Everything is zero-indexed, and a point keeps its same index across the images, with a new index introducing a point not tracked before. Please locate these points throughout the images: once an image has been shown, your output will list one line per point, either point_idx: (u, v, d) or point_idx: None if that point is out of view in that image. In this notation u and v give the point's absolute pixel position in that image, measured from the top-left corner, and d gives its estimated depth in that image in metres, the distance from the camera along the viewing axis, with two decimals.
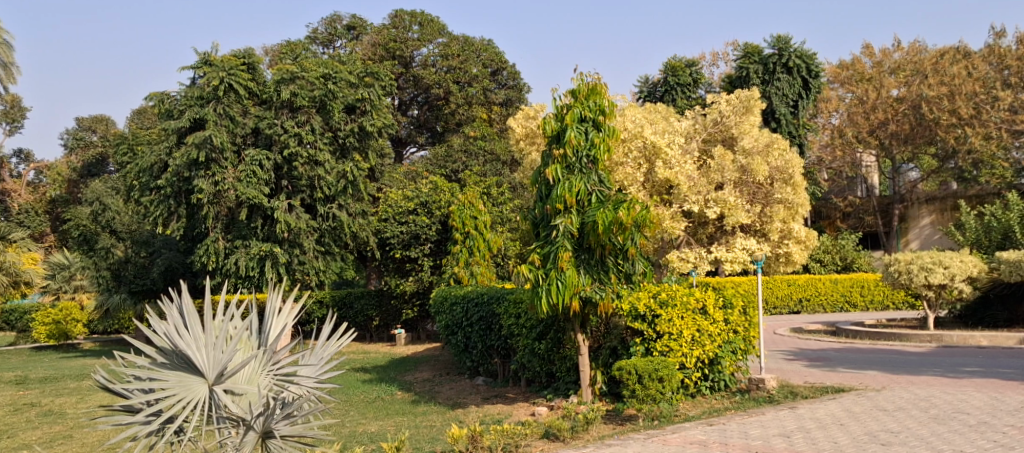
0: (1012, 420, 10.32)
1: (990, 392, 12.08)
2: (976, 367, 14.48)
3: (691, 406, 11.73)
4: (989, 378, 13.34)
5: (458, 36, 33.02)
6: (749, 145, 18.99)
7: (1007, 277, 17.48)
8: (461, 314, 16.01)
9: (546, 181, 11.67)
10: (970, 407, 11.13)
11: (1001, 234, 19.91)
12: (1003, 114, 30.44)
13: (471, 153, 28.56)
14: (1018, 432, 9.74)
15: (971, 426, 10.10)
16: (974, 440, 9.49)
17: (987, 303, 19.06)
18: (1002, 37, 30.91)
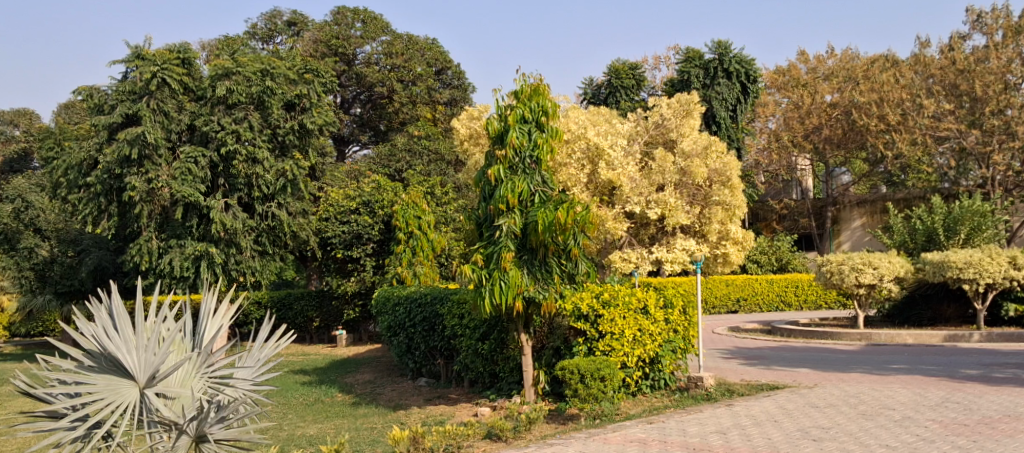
0: (934, 415, 10.59)
1: (915, 388, 12.39)
2: (903, 365, 14.85)
3: (633, 405, 11.79)
4: (914, 375, 13.67)
5: (402, 34, 32.79)
6: (688, 147, 19.03)
7: (932, 277, 17.95)
8: (404, 314, 15.88)
9: (489, 182, 11.61)
10: (896, 403, 11.38)
11: (925, 236, 20.42)
12: (927, 121, 29.80)
13: (415, 152, 28.34)
14: (939, 427, 9.99)
15: (896, 421, 10.33)
16: (898, 435, 9.70)
17: (912, 303, 19.59)
18: (926, 46, 31.72)
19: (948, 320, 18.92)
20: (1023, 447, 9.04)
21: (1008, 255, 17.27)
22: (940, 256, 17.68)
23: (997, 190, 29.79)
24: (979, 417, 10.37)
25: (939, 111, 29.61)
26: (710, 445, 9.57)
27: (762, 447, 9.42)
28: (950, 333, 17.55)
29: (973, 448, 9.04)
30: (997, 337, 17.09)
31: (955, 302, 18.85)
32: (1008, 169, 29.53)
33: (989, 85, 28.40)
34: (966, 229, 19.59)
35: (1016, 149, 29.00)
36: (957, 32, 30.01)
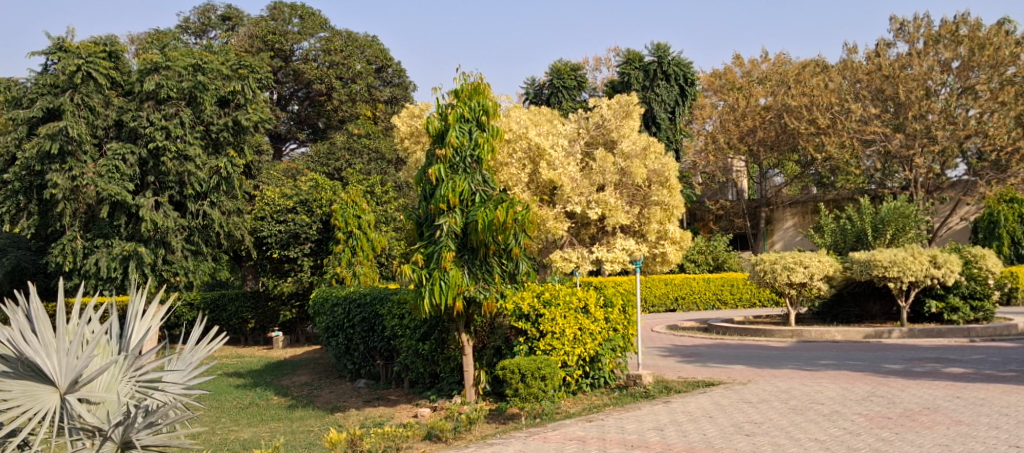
0: (861, 409, 10.80)
1: (843, 383, 12.63)
2: (832, 360, 15.14)
3: (573, 403, 11.80)
4: (842, 370, 13.94)
5: (341, 31, 32.39)
6: (628, 148, 19.10)
7: (859, 275, 18.32)
8: (342, 315, 15.64)
9: (430, 181, 11.45)
10: (824, 397, 11.58)
11: (854, 236, 20.78)
12: (855, 124, 30.46)
13: (355, 151, 28.00)
14: (864, 420, 10.18)
15: (824, 415, 10.50)
16: (826, 429, 9.86)
17: (841, 300, 19.97)
18: (854, 53, 32.53)
19: (874, 317, 19.46)
20: (942, 439, 9.27)
21: (929, 254, 17.77)
22: (866, 255, 18.07)
23: (919, 191, 30.62)
24: (901, 411, 10.61)
25: (866, 115, 30.28)
26: (647, 441, 9.59)
27: (698, 443, 9.47)
28: (872, 329, 17.99)
29: (896, 441, 9.24)
30: (918, 333, 17.58)
31: (881, 299, 19.43)
32: (929, 172, 30.38)
33: (912, 91, 29.18)
34: (892, 230, 20.14)
35: (937, 153, 29.77)
36: (882, 40, 30.81)
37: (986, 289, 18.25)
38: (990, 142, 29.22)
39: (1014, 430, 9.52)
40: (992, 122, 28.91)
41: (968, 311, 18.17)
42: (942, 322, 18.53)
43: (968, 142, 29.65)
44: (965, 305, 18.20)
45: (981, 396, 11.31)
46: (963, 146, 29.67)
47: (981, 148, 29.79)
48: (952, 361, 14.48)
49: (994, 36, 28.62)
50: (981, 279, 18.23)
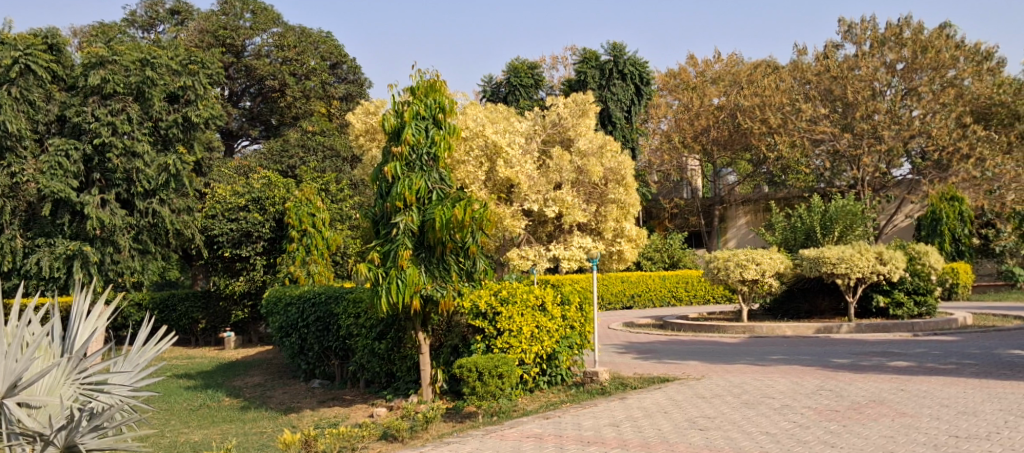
0: (810, 402, 10.92)
1: (793, 378, 12.76)
2: (782, 355, 15.31)
3: (529, 401, 11.78)
4: (792, 365, 14.09)
5: (294, 27, 31.97)
6: (584, 146, 19.13)
7: (808, 272, 18.53)
8: (296, 315, 15.44)
9: (386, 179, 11.32)
10: (775, 392, 11.70)
11: (804, 233, 21.03)
12: (805, 124, 30.75)
13: (308, 148, 27.68)
14: (813, 413, 10.29)
15: (775, 410, 10.59)
16: (777, 422, 9.93)
17: (791, 295, 20.18)
18: (804, 54, 32.98)
19: (823, 313, 19.72)
20: (888, 431, 9.39)
21: (875, 251, 18.06)
22: (815, 252, 18.28)
23: (867, 190, 31.07)
24: (849, 404, 10.74)
25: (815, 115, 30.49)
26: (603, 438, 9.57)
27: (652, 438, 9.48)
28: (822, 324, 18.22)
29: (844, 433, 9.34)
30: (865, 328, 17.86)
31: (830, 295, 19.67)
32: (876, 171, 30.73)
33: (859, 91, 29.71)
34: (840, 227, 20.43)
35: (883, 152, 30.24)
36: (830, 41, 31.28)
37: (930, 285, 18.57)
38: (932, 143, 29.60)
39: (956, 421, 9.68)
40: (933, 122, 29.28)
41: (912, 306, 18.50)
42: (888, 318, 18.82)
43: (912, 141, 30.06)
44: (909, 300, 18.53)
45: (924, 389, 11.50)
46: (908, 146, 30.10)
47: (923, 147, 30.23)
48: (897, 355, 14.72)
49: (936, 39, 29.18)
50: (924, 275, 18.52)
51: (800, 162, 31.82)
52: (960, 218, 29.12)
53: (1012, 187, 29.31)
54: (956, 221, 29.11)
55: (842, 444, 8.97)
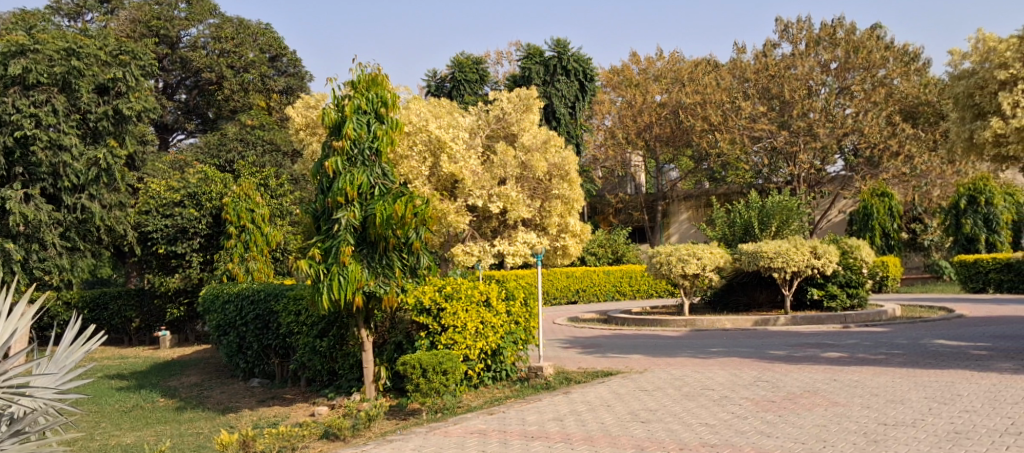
0: (749, 394, 11.01)
1: (733, 370, 12.89)
2: (722, 348, 15.46)
3: (474, 397, 11.68)
4: (731, 357, 14.23)
5: (232, 18, 31.30)
6: (528, 141, 18.98)
7: (747, 266, 18.75)
8: (234, 313, 15.10)
9: (326, 174, 11.09)
10: (715, 383, 11.79)
11: (742, 228, 21.33)
12: (744, 122, 31.15)
13: (247, 142, 27.11)
14: (751, 404, 10.38)
15: (715, 401, 10.65)
16: (716, 414, 9.99)
17: (730, 289, 20.44)
18: (743, 53, 33.46)
19: (761, 306, 20.00)
20: (823, 420, 9.52)
21: (810, 245, 18.36)
22: (754, 246, 18.51)
23: (802, 186, 31.62)
24: (784, 394, 10.86)
25: (754, 113, 30.99)
26: (547, 432, 9.53)
27: (596, 431, 9.46)
28: (760, 317, 18.49)
29: (781, 423, 9.42)
30: (801, 320, 18.15)
31: (767, 288, 19.95)
32: (811, 167, 31.22)
33: (795, 90, 30.26)
34: (776, 222, 20.75)
35: (818, 149, 30.79)
36: (769, 40, 31.76)
37: (861, 278, 18.93)
38: (865, 140, 30.30)
39: (885, 409, 9.85)
40: (865, 121, 30.01)
41: (844, 298, 18.87)
42: (822, 310, 19.16)
43: (845, 139, 30.76)
44: (842, 293, 18.90)
45: (856, 378, 11.70)
46: (841, 143, 30.84)
47: (857, 145, 30.93)
48: (831, 346, 14.98)
49: (867, 40, 30.12)
50: (856, 269, 18.87)
51: (739, 159, 32.00)
52: (889, 213, 29.50)
53: (938, 184, 30.74)
54: (885, 216, 29.49)
55: (779, 433, 9.05)
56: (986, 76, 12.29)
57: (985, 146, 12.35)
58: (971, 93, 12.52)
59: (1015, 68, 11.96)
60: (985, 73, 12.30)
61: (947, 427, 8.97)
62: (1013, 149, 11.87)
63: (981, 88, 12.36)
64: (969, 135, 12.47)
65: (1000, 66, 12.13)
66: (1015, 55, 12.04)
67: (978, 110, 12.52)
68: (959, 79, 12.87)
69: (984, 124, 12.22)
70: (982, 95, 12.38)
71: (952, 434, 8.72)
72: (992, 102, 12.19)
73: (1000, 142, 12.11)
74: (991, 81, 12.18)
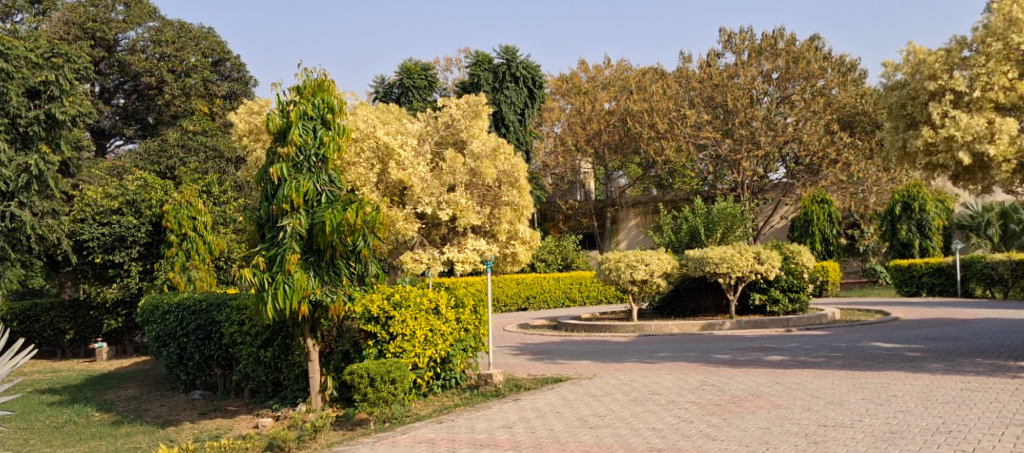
0: (696, 398, 11.03)
1: (679, 374, 12.91)
2: (669, 352, 15.50)
3: (423, 405, 11.51)
4: (678, 362, 14.27)
5: (172, 21, 30.70)
6: (478, 148, 18.55)
7: (694, 272, 18.86)
8: (175, 323, 14.68)
9: (271, 181, 10.83)
10: (662, 388, 11.78)
11: (688, 234, 21.44)
12: (690, 129, 31.38)
13: (189, 148, 26.54)
14: (697, 408, 10.38)
15: (661, 405, 10.64)
16: (663, 418, 9.98)
17: (677, 294, 20.55)
18: (689, 61, 33.82)
19: (707, 311, 20.14)
20: (767, 422, 9.55)
21: (753, 251, 18.55)
22: (700, 252, 18.62)
23: (746, 193, 31.93)
24: (729, 397, 10.89)
25: (699, 121, 31.27)
26: (496, 440, 9.40)
27: (545, 438, 9.37)
28: (706, 322, 18.58)
29: (725, 426, 9.43)
30: (745, 324, 18.30)
31: (713, 293, 20.12)
32: (754, 174, 31.54)
33: (738, 99, 30.62)
34: (721, 229, 20.95)
35: (760, 157, 31.08)
36: (712, 50, 32.10)
37: (803, 282, 19.14)
38: (804, 148, 30.79)
39: (824, 411, 9.94)
40: (805, 129, 30.53)
41: (786, 303, 19.07)
42: (765, 315, 19.36)
43: (786, 147, 31.16)
44: (784, 298, 19.08)
45: (798, 381, 11.80)
46: (782, 150, 31.14)
47: (797, 153, 31.35)
48: (773, 350, 15.12)
49: (807, 50, 30.55)
50: (797, 273, 19.06)
51: (686, 166, 32.43)
52: (829, 219, 30.15)
53: (873, 191, 30.75)
54: (825, 222, 30.13)
55: (723, 436, 9.06)
56: (917, 87, 12.33)
57: (917, 155, 12.29)
58: (904, 103, 12.54)
59: (944, 78, 12.02)
60: (915, 83, 12.35)
61: (882, 427, 9.07)
62: (943, 157, 11.82)
63: (913, 99, 12.40)
64: (902, 144, 12.41)
65: (931, 77, 12.18)
66: (944, 66, 12.10)
67: (911, 120, 12.51)
68: (892, 91, 12.90)
69: (916, 133, 12.21)
70: (914, 105, 12.41)
71: (887, 433, 8.82)
72: (923, 112, 12.22)
73: (931, 151, 12.06)
74: (922, 91, 12.22)
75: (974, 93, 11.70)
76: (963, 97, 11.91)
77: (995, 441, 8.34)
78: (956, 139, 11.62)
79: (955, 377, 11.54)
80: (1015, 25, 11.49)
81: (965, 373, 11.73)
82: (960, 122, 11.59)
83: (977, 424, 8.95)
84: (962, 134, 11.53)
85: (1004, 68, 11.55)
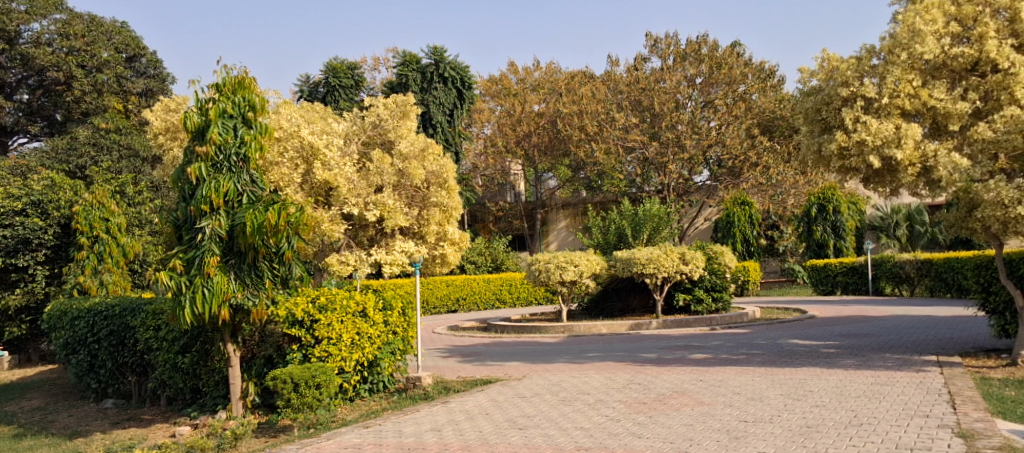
0: (624, 396, 10.94)
1: (607, 373, 12.84)
2: (598, 352, 15.43)
3: (349, 410, 11.18)
4: (606, 361, 14.20)
5: (82, 14, 29.33)
6: (405, 148, 16.50)
7: (622, 272, 18.88)
8: (84, 329, 13.90)
9: (188, 181, 10.36)
10: (590, 387, 11.68)
11: (615, 235, 21.48)
12: (618, 132, 31.51)
13: (102, 147, 25.59)
14: (624, 407, 10.29)
15: (589, 405, 10.52)
16: (591, 417, 9.84)
17: (605, 295, 20.56)
18: (616, 65, 34.02)
19: (634, 311, 20.19)
20: (693, 419, 9.51)
21: (679, 251, 18.63)
22: (627, 252, 18.65)
23: (671, 195, 32.26)
24: (655, 395, 10.84)
25: (627, 124, 31.43)
26: (424, 443, 9.14)
27: (473, 440, 9.14)
28: (633, 321, 18.60)
29: (652, 424, 9.35)
30: (672, 324, 18.35)
31: (640, 293, 20.20)
32: (680, 177, 31.85)
33: (663, 103, 30.80)
34: (647, 230, 21.08)
35: (686, 160, 31.38)
36: (638, 54, 32.31)
37: (725, 282, 19.33)
38: (726, 152, 31.21)
39: (745, 407, 9.94)
40: (728, 133, 30.95)
41: (710, 302, 19.21)
42: (690, 314, 19.48)
43: (710, 151, 31.58)
44: (708, 297, 19.22)
45: (722, 378, 11.83)
46: (706, 154, 31.58)
47: (719, 156, 31.87)
48: (698, 348, 15.20)
49: (728, 57, 31.04)
50: (720, 273, 19.22)
51: (614, 168, 32.52)
52: (750, 221, 30.70)
53: (791, 193, 31.71)
54: (746, 224, 30.66)
55: (649, 434, 8.97)
56: (831, 93, 12.28)
57: (831, 158, 12.28)
58: (819, 108, 12.49)
59: (856, 85, 12.00)
60: (829, 90, 12.30)
61: (798, 421, 9.10)
62: (855, 161, 11.87)
63: (827, 104, 12.33)
64: (818, 148, 12.36)
65: (844, 83, 12.17)
66: (856, 73, 12.10)
67: (826, 124, 12.48)
68: (808, 96, 12.83)
69: (830, 137, 12.16)
70: (828, 110, 12.37)
71: (804, 427, 8.85)
72: (837, 117, 12.18)
73: (844, 154, 12.07)
74: (835, 97, 12.17)
75: (883, 99, 11.75)
76: (873, 103, 11.94)
77: (903, 432, 8.44)
78: (867, 143, 11.67)
79: (870, 371, 11.72)
80: (919, 35, 11.55)
81: (876, 368, 11.90)
82: (871, 127, 11.63)
83: (888, 417, 9.04)
84: (873, 138, 11.59)
85: (909, 76, 11.66)
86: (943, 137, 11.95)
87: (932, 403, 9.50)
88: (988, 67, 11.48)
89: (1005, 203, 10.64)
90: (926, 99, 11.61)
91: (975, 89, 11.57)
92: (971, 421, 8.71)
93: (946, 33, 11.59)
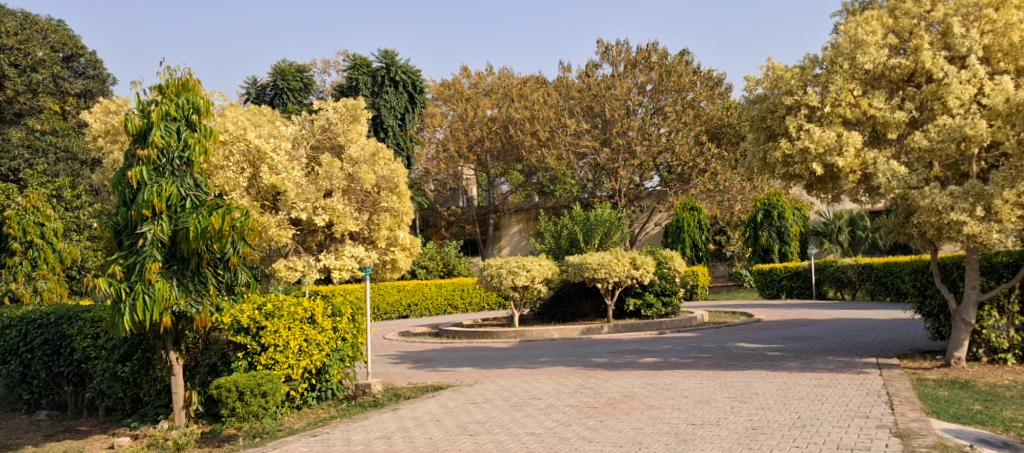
0: (574, 401, 10.90)
1: (558, 378, 12.77)
2: (549, 357, 15.36)
3: (297, 418, 10.94)
4: (558, 366, 14.14)
5: (15, 12, 28.42)
6: (356, 153, 16.20)
7: (573, 277, 18.87)
8: (15, 338, 13.40)
9: (129, 184, 10.05)
10: (541, 392, 11.60)
11: (567, 240, 21.50)
12: (570, 138, 31.52)
13: (37, 149, 24.84)
14: (575, 411, 10.24)
15: (540, 410, 10.44)
16: (542, 422, 9.76)
17: (557, 300, 20.51)
18: (568, 71, 34.07)
19: (586, 315, 20.19)
20: (642, 422, 9.48)
21: (629, 256, 18.67)
22: (579, 258, 18.65)
23: (622, 200, 32.37)
24: (605, 399, 10.80)
25: (578, 130, 31.49)
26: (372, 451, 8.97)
27: (422, 447, 9.00)
28: (584, 326, 18.59)
29: (602, 428, 9.30)
30: (622, 328, 18.41)
31: (592, 298, 20.21)
32: (631, 183, 32.02)
33: (614, 109, 31.00)
34: (598, 235, 21.07)
35: (637, 166, 31.58)
36: (590, 61, 32.43)
37: (675, 286, 19.41)
38: (676, 158, 31.41)
39: (693, 410, 9.95)
40: (677, 140, 31.24)
41: (660, 306, 19.30)
42: (641, 318, 19.55)
43: (660, 157, 31.78)
44: (658, 301, 19.32)
45: (671, 382, 11.84)
46: (656, 160, 31.88)
47: (670, 163, 32.02)
48: (649, 352, 15.22)
49: (677, 64, 31.17)
50: (670, 278, 19.30)
51: (564, 174, 32.23)
52: (698, 226, 30.98)
53: (739, 199, 31.68)
54: (694, 229, 30.92)
55: (599, 438, 8.91)
56: (776, 101, 12.43)
57: (775, 166, 12.37)
58: (765, 116, 12.59)
59: (799, 94, 12.13)
60: (774, 98, 12.45)
61: (744, 423, 9.12)
62: (799, 168, 11.97)
63: (772, 112, 12.48)
64: (762, 155, 12.45)
65: (788, 92, 12.29)
66: (800, 83, 12.22)
67: (771, 132, 12.59)
68: (753, 104, 12.95)
69: (775, 144, 12.27)
70: (773, 119, 12.49)
71: (750, 430, 8.87)
72: (781, 125, 12.33)
73: (788, 162, 12.17)
74: (780, 106, 12.33)
75: (826, 108, 11.89)
76: (817, 111, 12.08)
77: (844, 433, 8.50)
78: (810, 151, 11.75)
79: (813, 374, 11.82)
80: (861, 45, 11.68)
81: (819, 370, 12.02)
82: (814, 135, 11.72)
83: (831, 419, 9.11)
84: (816, 146, 11.66)
85: (850, 86, 11.81)
86: (882, 145, 12.10)
87: (872, 404, 9.60)
88: (923, 78, 11.64)
89: (940, 209, 10.83)
90: (866, 108, 11.73)
91: (911, 99, 11.74)
92: (909, 421, 8.80)
93: (885, 44, 11.77)
